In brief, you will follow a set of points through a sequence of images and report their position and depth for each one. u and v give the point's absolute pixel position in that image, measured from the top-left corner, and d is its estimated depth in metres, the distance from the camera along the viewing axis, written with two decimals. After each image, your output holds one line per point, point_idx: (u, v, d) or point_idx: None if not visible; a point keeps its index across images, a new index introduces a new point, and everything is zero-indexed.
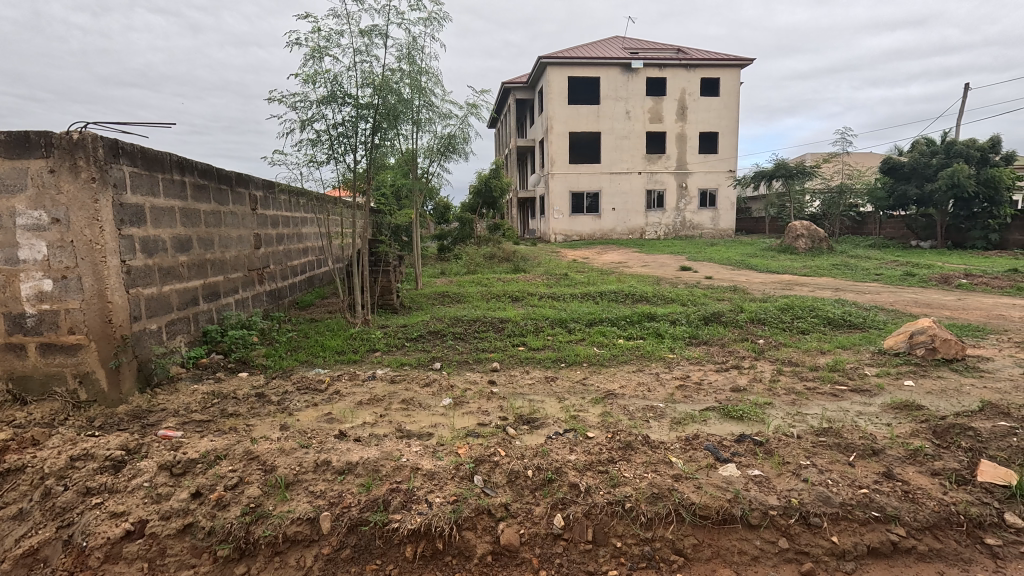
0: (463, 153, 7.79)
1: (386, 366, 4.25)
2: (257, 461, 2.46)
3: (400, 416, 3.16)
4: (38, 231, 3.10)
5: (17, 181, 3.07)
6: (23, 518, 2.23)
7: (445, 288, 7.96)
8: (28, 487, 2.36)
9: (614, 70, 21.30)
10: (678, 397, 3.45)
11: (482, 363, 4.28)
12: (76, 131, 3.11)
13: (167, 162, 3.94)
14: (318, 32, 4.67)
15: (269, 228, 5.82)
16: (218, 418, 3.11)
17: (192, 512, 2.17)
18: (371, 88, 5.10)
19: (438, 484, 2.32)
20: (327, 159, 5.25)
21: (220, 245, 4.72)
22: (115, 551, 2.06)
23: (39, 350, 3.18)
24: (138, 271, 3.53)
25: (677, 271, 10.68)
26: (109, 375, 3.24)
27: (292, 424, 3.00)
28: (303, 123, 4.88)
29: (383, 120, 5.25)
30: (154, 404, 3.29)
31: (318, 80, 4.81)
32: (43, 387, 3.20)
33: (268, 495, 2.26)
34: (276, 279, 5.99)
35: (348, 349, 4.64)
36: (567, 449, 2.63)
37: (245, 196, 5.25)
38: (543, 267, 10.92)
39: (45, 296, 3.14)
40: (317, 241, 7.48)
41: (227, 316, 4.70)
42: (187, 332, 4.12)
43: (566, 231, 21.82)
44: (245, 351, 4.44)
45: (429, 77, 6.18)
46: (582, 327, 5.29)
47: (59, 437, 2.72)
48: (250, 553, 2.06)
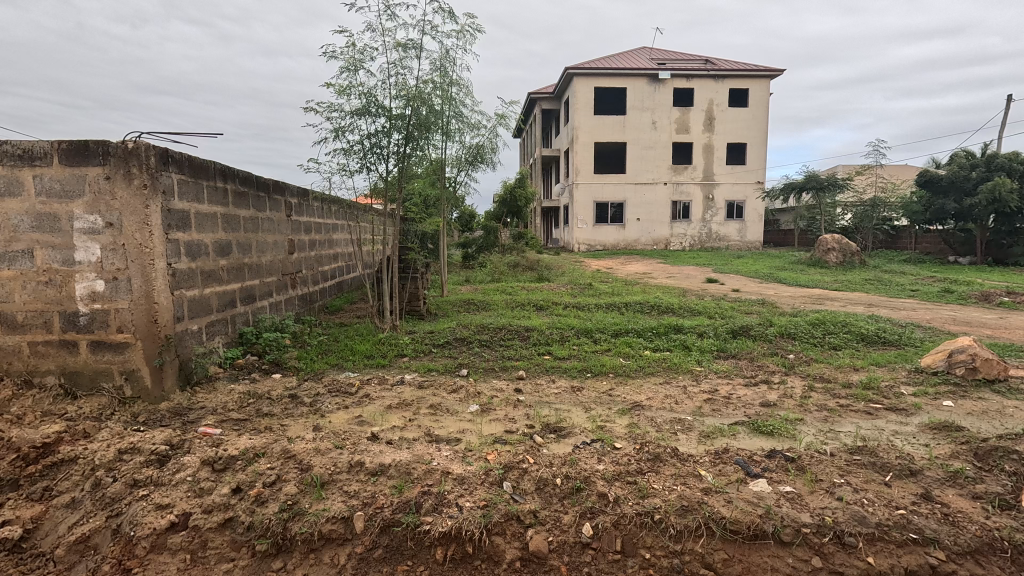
0: (491, 163, 7.90)
1: (414, 371, 4.32)
2: (294, 460, 2.54)
3: (429, 421, 3.21)
4: (92, 235, 3.28)
5: (75, 187, 3.25)
6: (75, 507, 2.34)
7: (470, 296, 8.06)
8: (80, 477, 2.48)
9: (640, 81, 21.29)
10: (706, 411, 3.41)
11: (508, 371, 4.31)
12: (131, 140, 3.28)
13: (211, 170, 4.10)
14: (354, 46, 4.81)
15: (303, 234, 6.00)
16: (254, 417, 3.21)
17: (233, 507, 2.26)
18: (404, 99, 5.23)
19: (468, 488, 2.36)
20: (359, 168, 5.40)
21: (257, 250, 4.88)
22: (160, 542, 2.15)
23: (89, 347, 3.34)
24: (182, 274, 3.69)
25: (703, 283, 10.57)
26: (153, 373, 3.39)
27: (324, 426, 3.08)
28: (337, 133, 5.02)
29: (415, 131, 5.38)
30: (194, 402, 3.43)
31: (352, 92, 4.95)
32: (92, 382, 3.37)
33: (304, 493, 2.33)
34: (308, 283, 6.15)
35: (376, 354, 4.74)
36: (595, 459, 2.64)
37: (281, 203, 5.43)
38: (567, 277, 10.92)
39: (97, 296, 3.32)
40: (347, 246, 7.66)
41: (262, 319, 4.84)
42: (225, 334, 4.27)
43: (589, 240, 21.77)
44: (279, 353, 4.57)
45: (459, 88, 6.30)
46: (607, 337, 5.29)
47: (108, 431, 2.86)
48: (287, 549, 2.13)
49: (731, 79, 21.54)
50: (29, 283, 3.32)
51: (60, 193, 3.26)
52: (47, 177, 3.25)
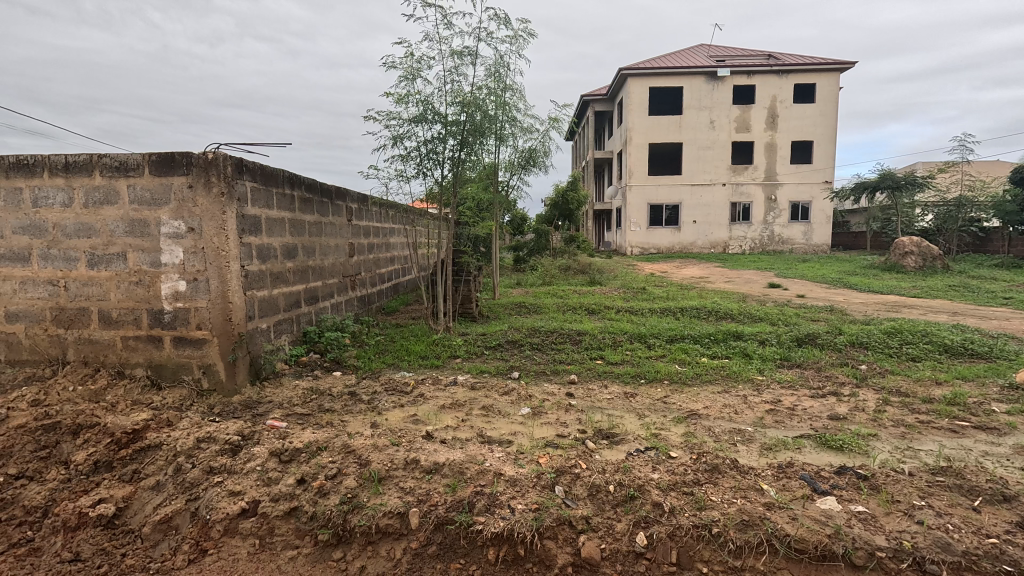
0: (543, 166, 7.92)
1: (466, 373, 4.39)
2: (354, 455, 2.64)
3: (481, 422, 3.26)
4: (176, 239, 3.56)
5: (162, 195, 3.55)
6: (159, 489, 2.54)
7: (522, 299, 8.11)
8: (163, 462, 2.69)
9: (698, 79, 20.66)
10: (768, 422, 3.26)
11: (560, 375, 4.30)
12: (210, 152, 3.54)
13: (280, 177, 4.34)
14: (413, 55, 4.96)
15: (362, 237, 6.24)
16: (316, 413, 3.37)
17: (297, 497, 2.38)
18: (459, 105, 5.34)
19: (520, 491, 2.37)
20: (415, 173, 5.57)
21: (320, 253, 5.13)
22: (233, 526, 2.30)
23: (173, 342, 3.63)
24: (254, 275, 3.93)
25: (765, 288, 10.10)
26: (227, 367, 3.63)
27: (381, 423, 3.19)
28: (395, 140, 5.19)
29: (469, 136, 5.48)
30: (263, 396, 3.64)
31: (410, 100, 5.11)
32: (174, 374, 3.65)
33: (363, 487, 2.42)
34: (366, 285, 6.40)
35: (431, 355, 4.85)
36: (649, 467, 2.58)
37: (343, 208, 5.69)
38: (619, 280, 10.75)
39: (179, 295, 3.59)
40: (403, 250, 7.90)
41: (324, 318, 5.08)
42: (291, 332, 4.51)
43: (643, 243, 21.31)
44: (339, 351, 4.78)
45: (513, 93, 6.36)
46: (662, 343, 5.16)
47: (188, 420, 3.09)
48: (347, 540, 2.23)
49: (796, 74, 20.50)
50: (123, 282, 3.64)
51: (150, 201, 3.56)
52: (139, 186, 3.56)
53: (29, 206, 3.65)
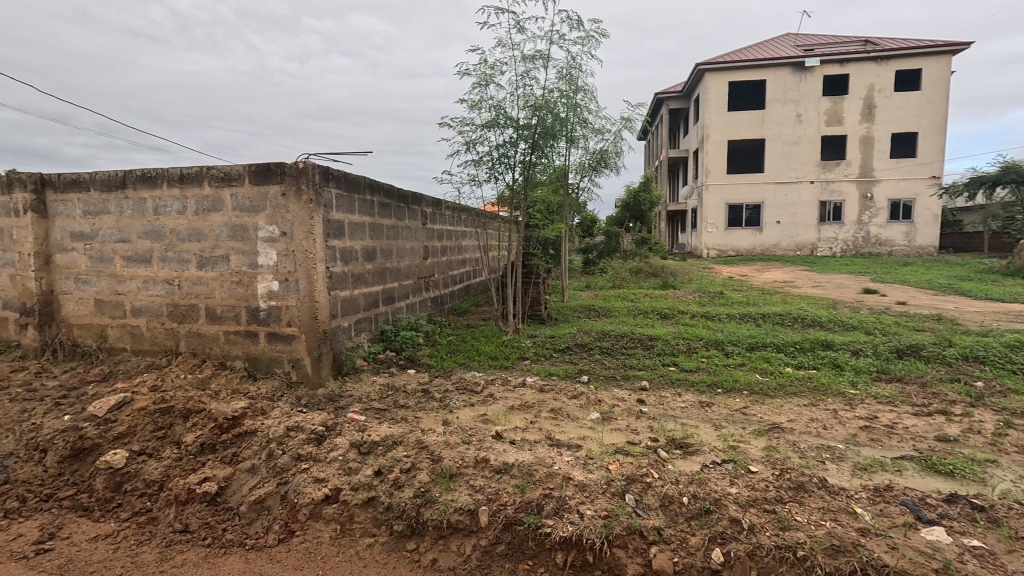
0: (615, 167, 7.78)
1: (535, 375, 4.40)
2: (427, 451, 2.73)
3: (550, 425, 3.26)
4: (271, 243, 3.87)
5: (260, 203, 3.87)
6: (254, 471, 2.77)
7: (591, 302, 8.01)
8: (258, 447, 2.93)
9: (783, 71, 19.41)
10: (863, 439, 2.99)
11: (630, 381, 4.20)
12: (301, 162, 3.81)
13: (362, 184, 4.59)
14: (486, 62, 5.06)
15: (436, 240, 6.46)
16: (392, 408, 3.53)
17: (375, 488, 2.50)
18: (531, 109, 5.38)
19: (589, 496, 2.34)
20: (487, 177, 5.68)
21: (397, 256, 5.36)
22: (317, 511, 2.47)
23: (267, 337, 3.95)
24: (337, 276, 4.19)
25: (859, 294, 9.28)
26: (313, 362, 3.90)
27: (453, 421, 3.28)
28: (468, 145, 5.33)
29: (541, 139, 5.50)
30: (344, 390, 3.87)
31: (483, 106, 5.22)
32: (267, 367, 3.97)
33: (435, 483, 2.49)
34: (439, 286, 6.61)
35: (500, 355, 4.92)
36: (726, 481, 2.46)
37: (418, 213, 5.92)
38: (694, 284, 10.33)
39: (273, 294, 3.91)
40: (475, 252, 8.08)
41: (400, 318, 5.30)
42: (370, 330, 4.75)
43: (720, 245, 20.31)
44: (414, 350, 4.98)
45: (584, 94, 6.31)
46: (741, 351, 4.89)
47: (279, 410, 3.35)
48: (420, 533, 2.32)
49: (898, 59, 18.71)
50: (226, 282, 4.01)
51: (249, 208, 3.90)
52: (240, 195, 3.91)
53: (151, 214, 4.12)
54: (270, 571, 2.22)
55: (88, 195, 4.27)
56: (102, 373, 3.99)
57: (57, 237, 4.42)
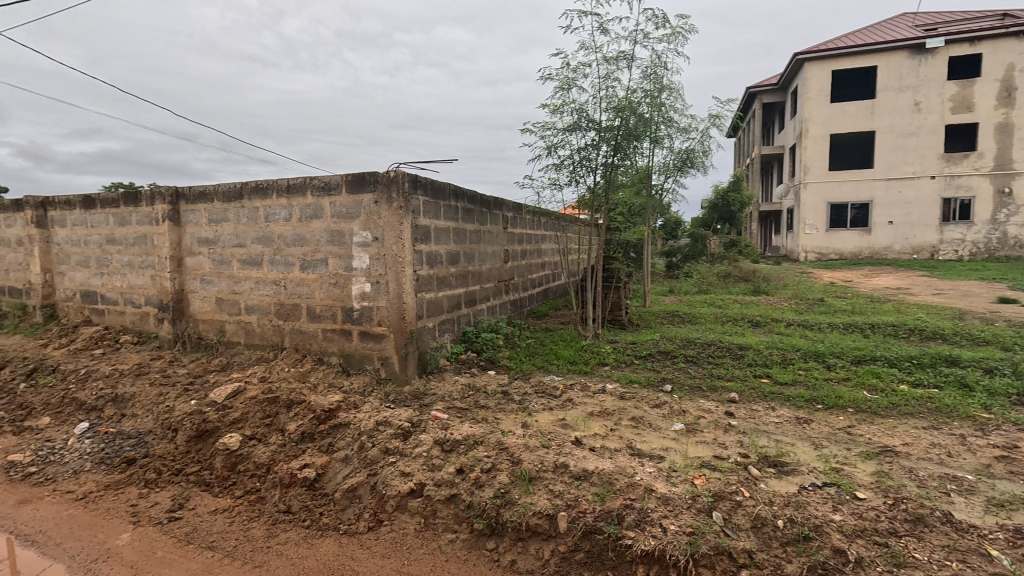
0: (702, 167, 7.44)
1: (615, 382, 4.31)
2: (506, 452, 2.77)
3: (630, 433, 3.18)
4: (364, 247, 4.14)
5: (355, 210, 4.15)
6: (347, 461, 2.97)
7: (675, 307, 7.71)
8: (350, 439, 3.13)
9: (898, 55, 17.53)
10: (998, 471, 2.62)
11: (717, 392, 3.98)
12: (392, 171, 4.04)
13: (447, 190, 4.76)
14: (569, 66, 5.05)
15: (516, 244, 6.55)
16: (473, 408, 3.62)
17: (456, 485, 2.58)
18: (614, 110, 5.30)
19: (672, 511, 2.25)
20: (568, 181, 5.66)
21: (479, 259, 5.50)
22: (403, 503, 2.59)
23: (359, 336, 4.22)
24: (423, 279, 4.38)
25: (992, 304, 8.13)
26: (400, 360, 4.10)
27: (532, 424, 3.30)
28: (549, 149, 5.34)
29: (624, 141, 5.40)
30: (428, 388, 4.03)
31: (565, 110, 5.21)
32: (359, 363, 4.24)
33: (514, 484, 2.52)
34: (519, 289, 6.68)
35: (580, 360, 4.88)
36: (828, 506, 2.25)
37: (499, 217, 6.03)
38: (790, 290, 9.58)
39: (365, 296, 4.17)
40: (554, 255, 8.08)
41: (481, 320, 5.43)
42: (453, 331, 4.92)
43: (820, 247, 18.67)
44: (494, 352, 5.08)
45: (670, 93, 6.10)
46: (845, 364, 4.47)
47: (370, 405, 3.55)
48: (499, 533, 2.36)
49: None
50: (325, 283, 4.33)
51: (346, 215, 4.19)
52: (338, 203, 4.21)
53: (263, 221, 4.56)
54: (361, 556, 2.36)
55: (212, 205, 4.82)
56: (221, 364, 4.47)
57: (187, 242, 5.02)
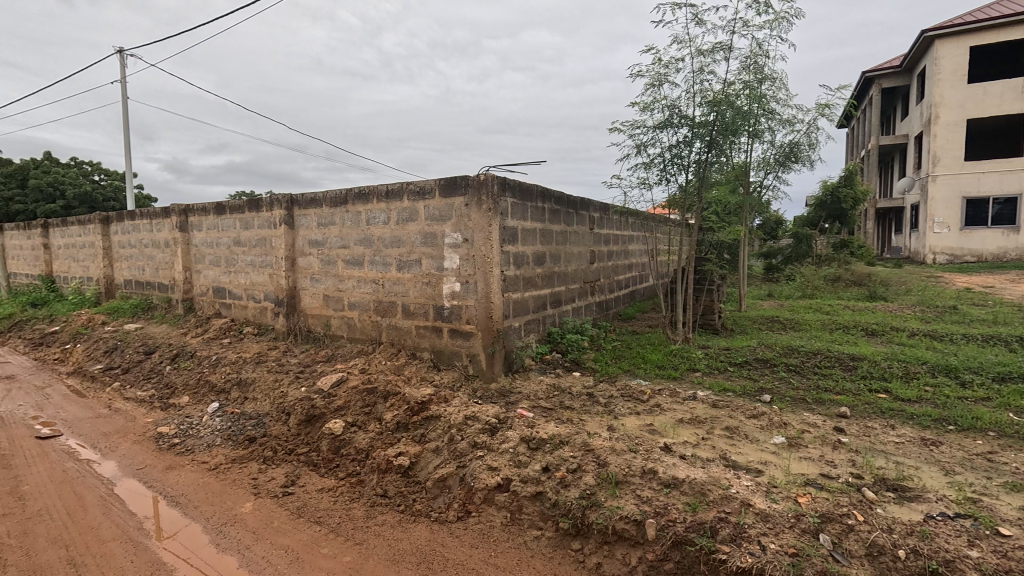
0: (808, 161, 6.87)
1: (708, 389, 4.11)
2: (593, 454, 2.75)
3: (724, 444, 3.02)
4: (455, 248, 4.31)
5: (447, 212, 4.33)
6: (438, 452, 3.10)
7: (775, 313, 7.18)
8: (441, 431, 3.26)
9: None
10: None
11: (825, 406, 3.66)
12: (482, 174, 4.16)
13: (534, 192, 4.82)
14: (660, 61, 4.90)
15: (603, 245, 6.46)
16: (558, 408, 3.63)
17: (542, 483, 2.61)
18: (709, 105, 5.05)
19: (772, 528, 2.11)
20: (658, 180, 5.49)
21: (565, 260, 5.50)
22: (490, 496, 2.67)
23: (449, 333, 4.39)
24: (510, 279, 4.46)
25: None
26: (487, 358, 4.21)
27: (618, 427, 3.24)
28: (639, 148, 5.22)
29: (719, 136, 5.12)
30: (514, 386, 4.11)
31: (656, 107, 5.06)
32: (449, 359, 4.41)
33: (600, 487, 2.50)
34: (605, 291, 6.59)
35: (669, 365, 4.71)
36: (962, 540, 1.99)
37: (586, 218, 5.99)
38: (914, 296, 8.53)
39: (456, 295, 4.33)
40: (642, 256, 7.86)
41: (566, 321, 5.43)
42: (538, 331, 4.96)
43: (952, 248, 16.42)
44: (579, 353, 5.05)
45: (772, 82, 5.71)
46: (984, 381, 3.90)
47: (459, 399, 3.69)
48: (585, 534, 2.35)
49: None
50: (419, 282, 4.57)
51: (439, 217, 4.39)
52: (431, 206, 4.42)
53: (364, 224, 4.90)
54: (450, 544, 2.46)
55: (321, 210, 5.26)
56: (327, 356, 4.88)
57: (299, 244, 5.52)
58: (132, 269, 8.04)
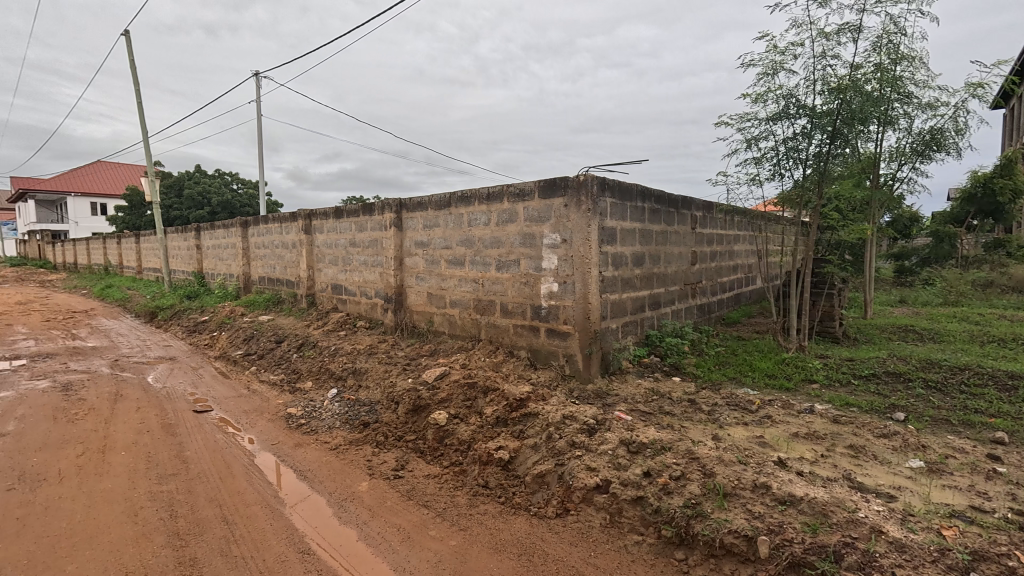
0: (955, 149, 6.01)
1: (827, 403, 3.76)
2: (698, 463, 2.65)
3: (849, 463, 2.75)
4: (553, 249, 4.36)
5: (546, 213, 4.39)
6: (536, 449, 3.16)
7: (909, 321, 6.37)
8: (539, 428, 3.32)
9: None
10: None
11: (976, 430, 3.19)
12: (582, 175, 4.17)
13: (634, 191, 4.72)
14: (776, 48, 4.57)
15: (705, 245, 6.15)
16: (658, 413, 3.53)
17: (644, 488, 2.56)
18: (832, 92, 4.62)
19: (910, 561, 1.89)
20: (771, 176, 5.13)
21: (665, 261, 5.33)
22: (589, 497, 2.67)
23: (546, 333, 4.45)
24: (608, 280, 4.42)
25: None
26: (584, 359, 4.20)
27: (724, 437, 3.09)
28: (749, 142, 4.91)
29: (845, 126, 4.65)
30: (611, 388, 4.06)
31: (769, 98, 4.73)
32: (546, 358, 4.47)
33: (706, 497, 2.40)
34: (707, 293, 6.27)
35: (780, 375, 4.38)
36: None
37: (688, 217, 5.75)
38: None
39: (553, 295, 4.38)
40: (749, 257, 7.37)
41: (665, 324, 5.26)
42: (636, 334, 4.85)
43: None
44: (679, 358, 4.86)
45: (909, 63, 5.09)
46: None
47: (556, 398, 3.72)
48: (689, 544, 2.27)
49: None
50: (517, 282, 4.68)
51: (538, 218, 4.46)
52: (531, 207, 4.50)
53: (466, 226, 5.12)
54: (550, 540, 2.50)
55: (427, 213, 5.58)
56: (430, 350, 5.16)
57: (407, 245, 5.90)
58: (265, 267, 9.08)
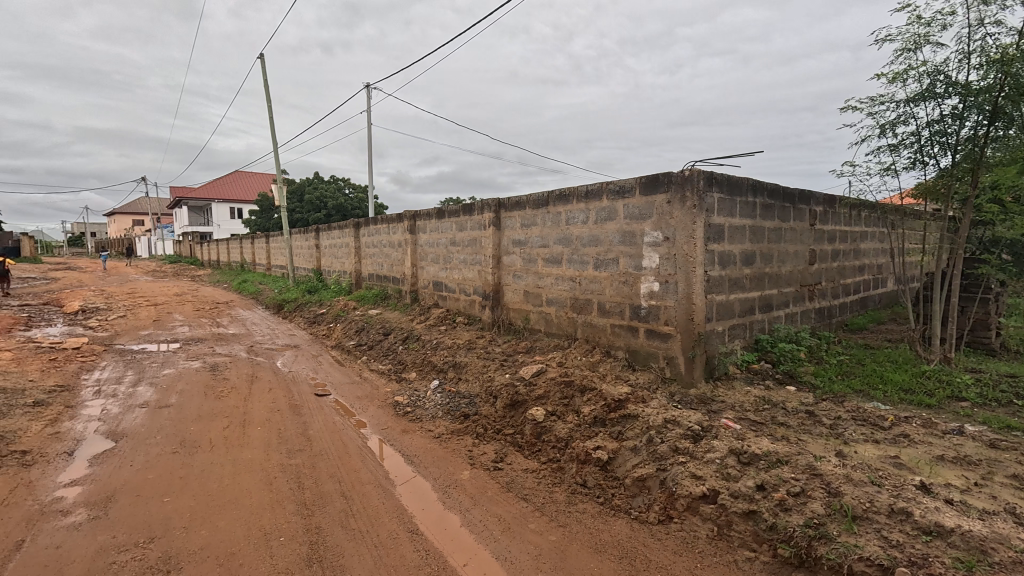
0: None
1: (981, 424, 3.25)
2: (820, 479, 2.42)
3: (1013, 496, 2.36)
4: (655, 247, 4.22)
5: (647, 210, 4.26)
6: (636, 452, 3.08)
7: None
8: (639, 431, 3.24)
9: None
10: None
11: None
12: (688, 169, 3.99)
13: (745, 185, 4.42)
14: (920, 19, 4.01)
15: (826, 243, 5.60)
16: (771, 424, 3.28)
17: (757, 502, 2.40)
18: (992, 65, 3.97)
19: None
20: (909, 164, 4.54)
21: (779, 260, 4.94)
22: (694, 505, 2.56)
23: (645, 333, 4.32)
24: (715, 280, 4.18)
25: None
26: (687, 362, 4.02)
27: (851, 455, 2.79)
28: (883, 128, 4.38)
29: (1010, 102, 3.92)
30: (717, 394, 3.85)
31: (910, 76, 4.18)
32: (645, 360, 4.34)
33: (832, 518, 2.19)
34: (827, 296, 5.71)
35: (918, 389, 3.87)
36: None
37: (806, 212, 5.27)
38: None
39: (654, 294, 4.24)
40: (878, 256, 6.58)
41: (778, 328, 4.87)
42: (744, 338, 4.55)
43: None
44: (794, 365, 4.48)
45: None
46: None
47: (657, 401, 3.60)
48: (811, 567, 2.09)
49: None
50: (615, 281, 4.59)
51: (639, 216, 4.34)
52: (631, 204, 4.40)
53: (564, 224, 5.12)
54: (653, 545, 2.43)
55: (525, 212, 5.66)
56: (527, 347, 5.24)
57: (505, 244, 6.03)
58: (374, 264, 9.78)
